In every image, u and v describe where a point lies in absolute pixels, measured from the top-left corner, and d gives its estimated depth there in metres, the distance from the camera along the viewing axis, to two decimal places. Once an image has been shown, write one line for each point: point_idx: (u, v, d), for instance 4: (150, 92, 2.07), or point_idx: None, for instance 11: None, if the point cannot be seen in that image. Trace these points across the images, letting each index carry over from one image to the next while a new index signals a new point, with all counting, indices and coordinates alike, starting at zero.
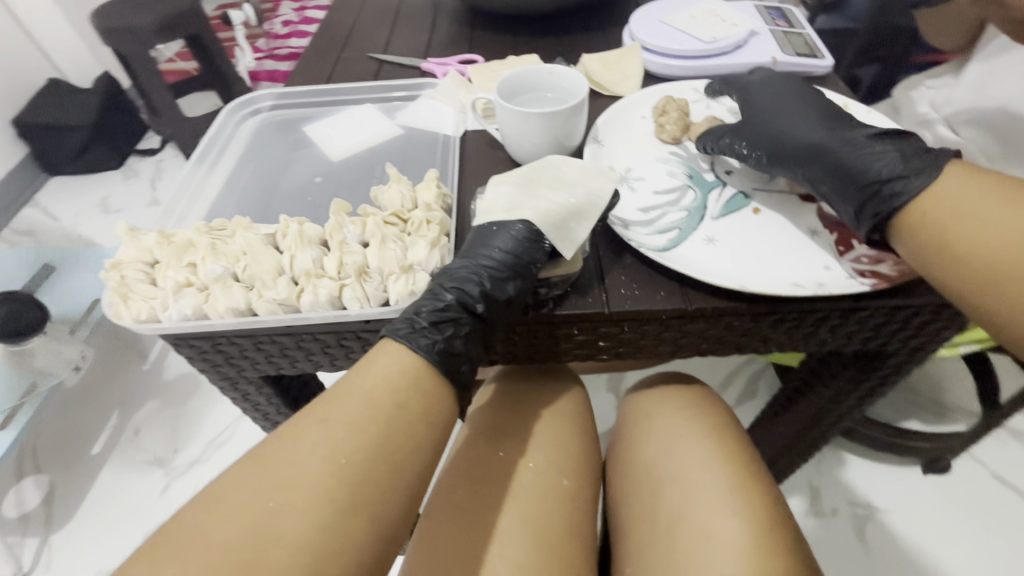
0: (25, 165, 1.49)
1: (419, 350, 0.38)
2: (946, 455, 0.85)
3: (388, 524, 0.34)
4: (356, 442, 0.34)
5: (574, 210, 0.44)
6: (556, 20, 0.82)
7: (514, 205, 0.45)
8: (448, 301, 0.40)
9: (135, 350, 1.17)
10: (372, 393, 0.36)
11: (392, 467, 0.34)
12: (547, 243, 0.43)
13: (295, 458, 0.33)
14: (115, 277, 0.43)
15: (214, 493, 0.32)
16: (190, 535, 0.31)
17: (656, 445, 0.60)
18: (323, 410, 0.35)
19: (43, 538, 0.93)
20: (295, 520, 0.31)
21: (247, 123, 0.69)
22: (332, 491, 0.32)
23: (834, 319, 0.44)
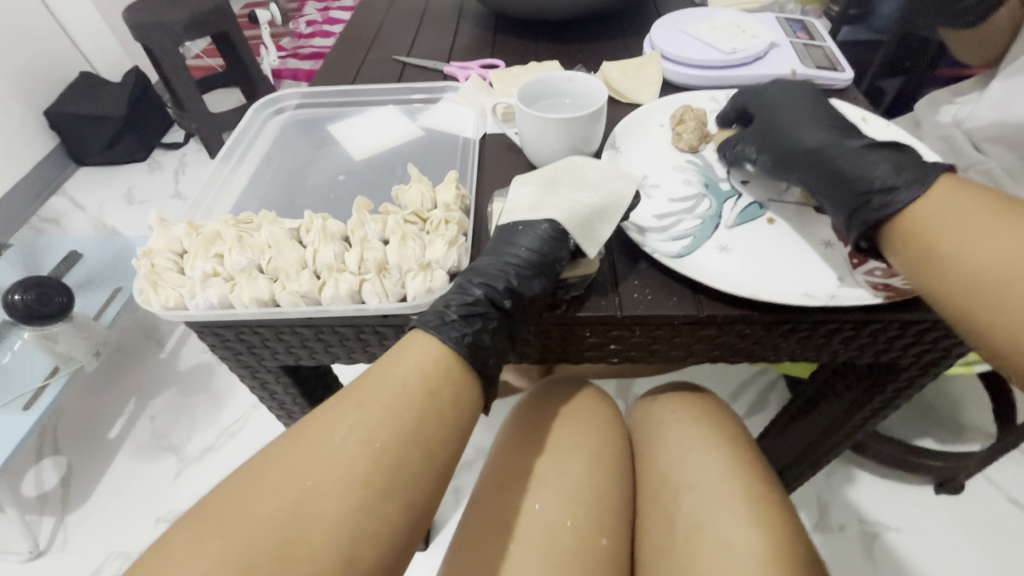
0: (54, 155, 1.53)
1: (449, 340, 0.40)
2: (960, 476, 0.84)
3: (418, 504, 0.37)
4: (390, 427, 0.37)
5: (596, 210, 0.45)
6: (577, 27, 0.83)
7: (538, 205, 0.46)
8: (477, 296, 0.42)
9: (153, 339, 1.20)
10: (404, 383, 0.38)
11: (422, 452, 0.37)
12: (572, 242, 0.44)
13: (335, 440, 0.36)
14: (146, 264, 0.44)
15: (263, 471, 0.36)
16: (240, 506, 0.34)
17: (669, 454, 0.61)
18: (359, 396, 0.38)
19: (60, 518, 0.96)
20: (334, 497, 0.35)
21: (273, 121, 0.71)
22: (368, 473, 0.36)
23: (845, 330, 0.44)
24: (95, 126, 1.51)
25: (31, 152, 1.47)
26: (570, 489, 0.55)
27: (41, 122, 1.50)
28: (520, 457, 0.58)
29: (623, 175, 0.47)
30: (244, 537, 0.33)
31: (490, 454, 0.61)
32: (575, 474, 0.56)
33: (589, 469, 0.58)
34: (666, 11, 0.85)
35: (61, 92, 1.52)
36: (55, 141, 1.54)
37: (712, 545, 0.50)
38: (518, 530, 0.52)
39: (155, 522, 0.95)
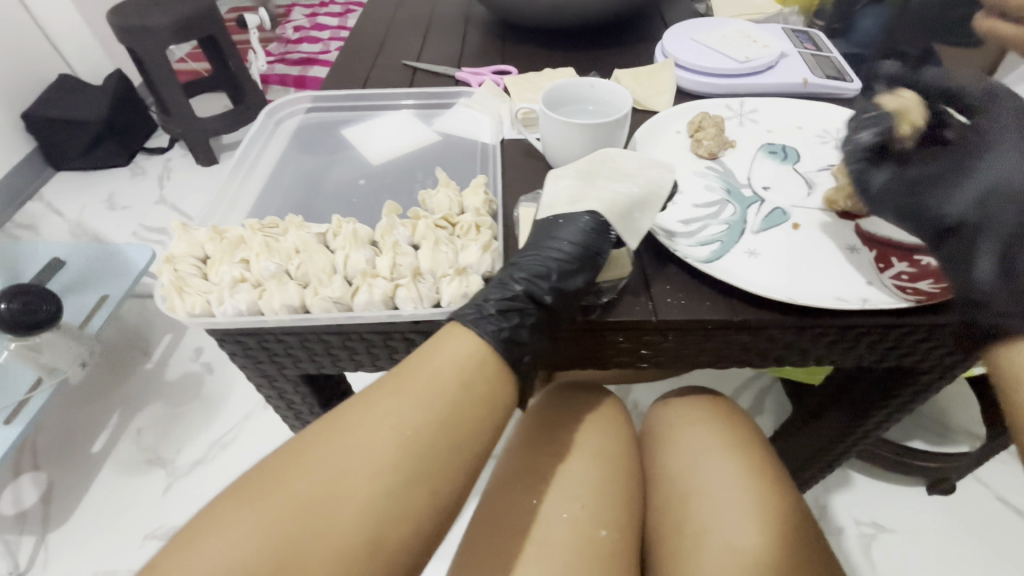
0: (31, 159, 1.48)
1: (485, 334, 0.39)
2: (952, 476, 0.86)
3: (445, 496, 0.36)
4: (423, 417, 0.36)
5: (636, 200, 0.46)
6: (584, 36, 0.84)
7: (577, 198, 0.46)
8: (517, 291, 0.41)
9: (139, 348, 1.16)
10: (438, 373, 0.37)
11: (453, 443, 0.37)
12: (614, 234, 0.45)
13: (368, 426, 0.36)
14: (169, 269, 0.43)
15: (294, 452, 0.36)
16: (274, 482, 0.34)
17: (685, 454, 0.60)
18: (395, 385, 0.38)
19: (40, 537, 0.92)
20: (364, 481, 0.34)
21: (285, 125, 0.71)
22: (397, 461, 0.35)
23: (874, 334, 0.45)
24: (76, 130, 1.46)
25: (8, 156, 1.42)
26: (578, 488, 0.55)
27: (18, 124, 1.45)
28: (530, 456, 0.58)
29: (658, 165, 0.49)
30: (278, 512, 0.33)
31: (506, 447, 0.61)
32: (589, 472, 0.57)
33: (603, 466, 0.58)
34: (671, 21, 0.86)
35: (39, 95, 1.47)
36: (32, 145, 1.49)
37: (715, 549, 0.51)
38: (532, 535, 0.52)
39: (143, 539, 0.91)
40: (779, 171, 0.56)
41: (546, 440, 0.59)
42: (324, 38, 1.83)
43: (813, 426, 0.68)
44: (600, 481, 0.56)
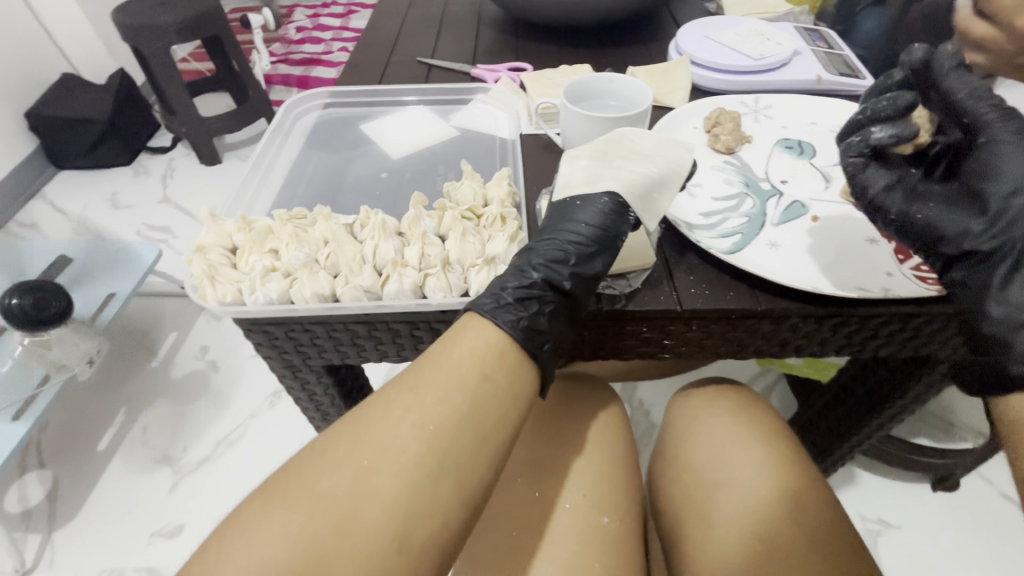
0: (34, 158, 1.48)
1: (504, 325, 0.39)
2: (956, 473, 0.86)
3: (470, 491, 0.36)
4: (444, 411, 0.36)
5: (656, 179, 0.45)
6: (595, 34, 0.84)
7: (596, 178, 0.46)
8: (535, 279, 0.42)
9: (144, 347, 1.16)
10: (458, 367, 0.37)
11: (476, 436, 0.37)
12: (632, 215, 0.44)
13: (388, 422, 0.36)
14: (199, 259, 0.44)
15: (318, 452, 0.36)
16: (298, 484, 0.35)
17: (704, 448, 0.61)
18: (414, 379, 0.38)
19: (45, 535, 0.91)
20: (387, 477, 0.35)
21: (301, 121, 0.72)
22: (420, 455, 0.35)
23: (894, 324, 0.45)
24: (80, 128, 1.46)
25: (11, 154, 1.42)
26: (581, 480, 0.55)
27: (21, 123, 1.45)
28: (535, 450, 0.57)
29: (677, 145, 0.48)
30: (304, 512, 0.34)
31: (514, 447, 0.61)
32: (601, 469, 0.57)
33: (615, 464, 0.58)
34: (680, 20, 0.87)
35: (43, 94, 1.47)
36: (34, 143, 1.49)
37: (736, 538, 0.52)
38: (549, 532, 0.51)
39: (150, 537, 0.91)
40: (795, 165, 0.57)
41: (560, 436, 0.59)
42: (326, 38, 1.84)
43: (831, 416, 0.69)
44: (611, 477, 0.57)
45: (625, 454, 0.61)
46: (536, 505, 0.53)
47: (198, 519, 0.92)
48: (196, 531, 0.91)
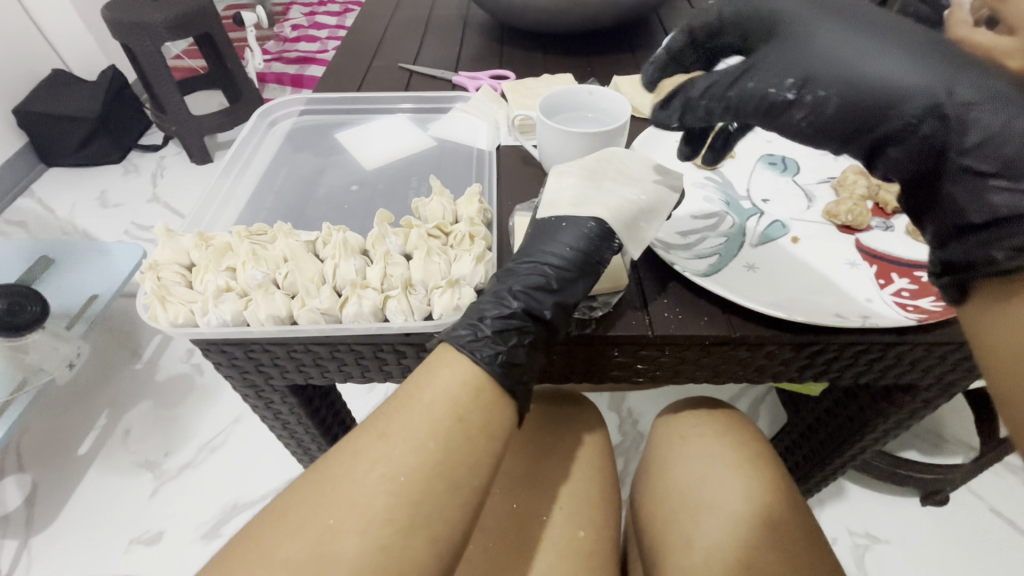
0: (23, 155, 1.46)
1: (481, 360, 0.38)
2: (946, 488, 0.84)
3: (444, 541, 0.35)
4: (415, 460, 0.35)
5: (643, 207, 0.44)
6: (583, 40, 0.83)
7: (583, 199, 0.44)
8: (514, 308, 0.40)
9: (128, 348, 1.13)
10: (430, 408, 0.36)
11: (450, 484, 0.35)
12: (616, 241, 0.43)
13: (357, 475, 0.35)
14: (152, 277, 0.43)
15: (281, 509, 0.35)
16: (261, 546, 0.33)
17: (688, 470, 0.60)
18: (384, 427, 0.36)
19: (23, 541, 0.88)
20: (355, 536, 0.33)
21: (275, 129, 0.70)
22: (390, 509, 0.34)
23: (874, 352, 0.44)
24: (68, 126, 1.43)
25: None
26: (556, 487, 0.56)
27: (9, 119, 1.42)
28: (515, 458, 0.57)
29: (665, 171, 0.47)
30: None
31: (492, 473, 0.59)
32: (582, 502, 0.55)
33: (597, 496, 0.57)
34: (670, 28, 0.85)
35: (32, 90, 1.44)
36: (22, 140, 1.46)
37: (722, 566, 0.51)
38: (529, 550, 0.51)
39: (127, 545, 0.87)
40: (778, 182, 0.56)
41: (539, 464, 0.57)
42: (321, 37, 1.82)
43: (816, 435, 0.67)
44: (592, 512, 0.55)
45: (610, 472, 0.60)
46: (514, 516, 0.53)
47: (180, 525, 0.90)
48: (175, 539, 0.88)
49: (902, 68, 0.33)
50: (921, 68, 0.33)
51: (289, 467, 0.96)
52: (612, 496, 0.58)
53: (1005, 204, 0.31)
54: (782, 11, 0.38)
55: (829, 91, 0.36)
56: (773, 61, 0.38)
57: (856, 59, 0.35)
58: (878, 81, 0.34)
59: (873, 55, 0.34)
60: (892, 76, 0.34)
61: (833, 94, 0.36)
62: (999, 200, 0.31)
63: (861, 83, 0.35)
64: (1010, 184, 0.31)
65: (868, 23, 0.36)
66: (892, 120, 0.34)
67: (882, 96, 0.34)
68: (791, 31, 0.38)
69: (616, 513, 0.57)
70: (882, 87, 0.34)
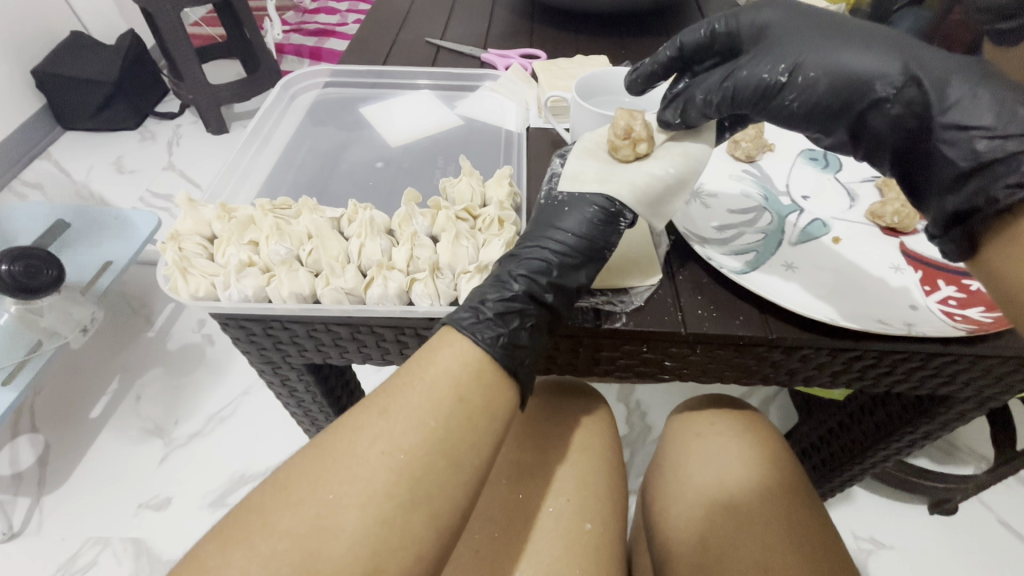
0: (42, 116, 1.45)
1: (482, 342, 0.37)
2: (955, 498, 0.82)
3: (445, 517, 0.34)
4: (416, 437, 0.34)
5: (672, 182, 0.42)
6: (617, 22, 0.80)
7: (609, 176, 0.42)
8: (516, 291, 0.39)
9: (141, 315, 1.13)
10: (431, 388, 0.35)
11: (450, 463, 0.34)
12: (622, 224, 0.41)
13: (356, 451, 0.33)
14: (173, 248, 0.42)
15: (280, 481, 0.34)
16: (261, 516, 0.32)
17: (700, 473, 0.58)
18: (385, 403, 0.35)
19: (35, 498, 0.89)
20: (356, 511, 0.32)
21: (299, 100, 0.69)
22: (389, 485, 0.33)
23: (914, 361, 0.42)
24: (87, 89, 1.42)
25: (17, 111, 1.39)
26: (567, 482, 0.54)
27: (28, 80, 1.41)
28: (522, 451, 0.56)
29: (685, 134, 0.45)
30: (268, 549, 0.31)
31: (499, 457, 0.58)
32: (588, 491, 0.54)
33: (606, 487, 0.56)
34: (707, 12, 0.81)
35: (51, 50, 1.43)
36: (41, 101, 1.45)
37: (745, 566, 0.49)
38: (531, 539, 0.50)
39: (136, 509, 0.88)
40: (819, 179, 0.54)
41: (546, 451, 0.56)
42: (341, 10, 1.78)
43: (840, 436, 0.66)
44: (597, 503, 0.54)
45: (614, 456, 0.60)
46: (522, 508, 0.52)
47: (187, 492, 0.90)
48: (183, 505, 0.89)
49: (871, 56, 0.38)
50: (891, 52, 0.37)
51: (298, 441, 0.97)
52: (621, 490, 0.58)
53: (992, 150, 0.34)
54: (761, 15, 0.42)
55: (819, 72, 0.38)
56: (763, 53, 0.40)
57: (836, 51, 0.38)
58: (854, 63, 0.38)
59: (843, 49, 0.38)
60: (873, 57, 0.37)
61: (822, 75, 0.38)
62: (983, 147, 0.34)
63: (845, 64, 0.38)
64: (993, 133, 0.34)
65: (834, 23, 0.40)
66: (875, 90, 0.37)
67: (866, 75, 0.37)
68: (769, 33, 0.41)
69: (622, 509, 0.56)
70: (864, 70, 0.37)
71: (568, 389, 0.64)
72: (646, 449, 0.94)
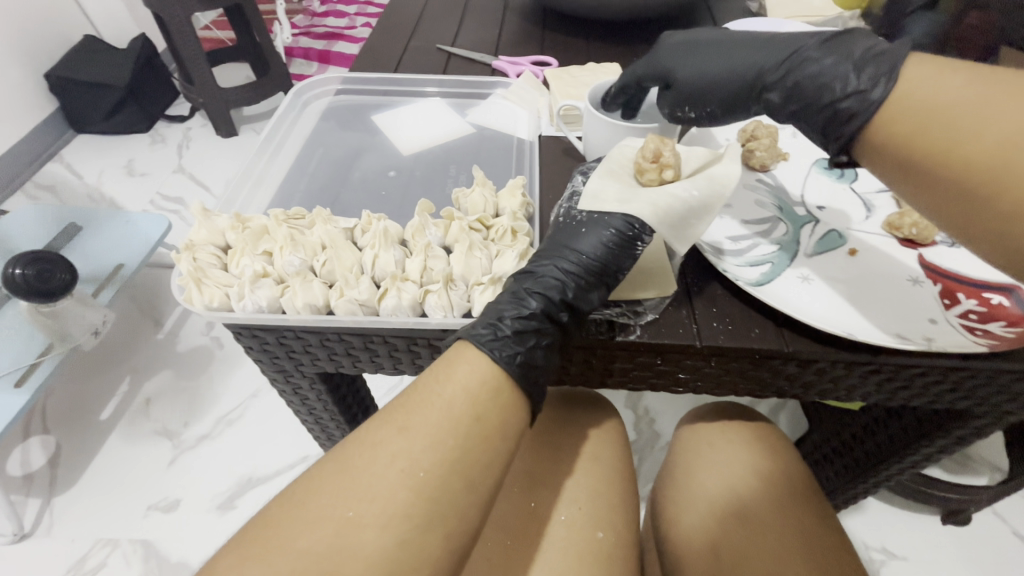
0: (54, 119, 1.46)
1: (500, 359, 0.37)
2: (969, 509, 0.80)
3: (459, 536, 0.34)
4: (434, 455, 0.33)
5: (695, 205, 0.41)
6: (627, 28, 0.79)
7: (629, 196, 0.41)
8: (533, 309, 0.39)
9: (150, 318, 1.13)
10: (450, 406, 0.35)
11: (466, 481, 0.34)
12: (638, 249, 0.41)
13: (374, 469, 0.33)
14: (188, 258, 0.42)
15: (296, 496, 0.33)
16: (278, 533, 0.32)
17: (714, 487, 0.58)
18: (404, 420, 0.35)
19: (46, 499, 0.90)
20: (373, 530, 0.32)
21: (310, 107, 0.69)
22: (407, 504, 0.32)
23: (934, 375, 0.41)
24: (99, 93, 1.43)
25: (31, 114, 1.40)
26: (581, 494, 0.54)
27: (42, 84, 1.42)
28: (533, 462, 0.56)
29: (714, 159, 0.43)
30: (285, 567, 0.30)
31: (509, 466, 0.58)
32: (601, 504, 0.54)
33: (619, 500, 0.55)
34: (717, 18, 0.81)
35: (64, 54, 1.44)
36: (54, 105, 1.46)
37: None
38: (542, 552, 0.50)
39: (145, 510, 0.89)
40: (834, 189, 0.53)
41: (558, 464, 0.56)
42: (349, 13, 1.78)
43: (853, 448, 0.65)
44: (611, 518, 0.53)
45: (625, 464, 0.59)
46: (535, 520, 0.52)
47: (196, 494, 0.91)
48: (192, 507, 0.89)
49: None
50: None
51: (306, 445, 0.97)
52: (633, 501, 0.57)
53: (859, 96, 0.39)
54: None
55: None
56: None
57: None
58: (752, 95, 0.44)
59: None
60: None
61: None
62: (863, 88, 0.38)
63: None
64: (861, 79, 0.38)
65: None
66: (764, 79, 0.42)
67: None
68: None
69: (634, 520, 0.56)
70: None
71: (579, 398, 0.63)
72: (655, 456, 0.93)
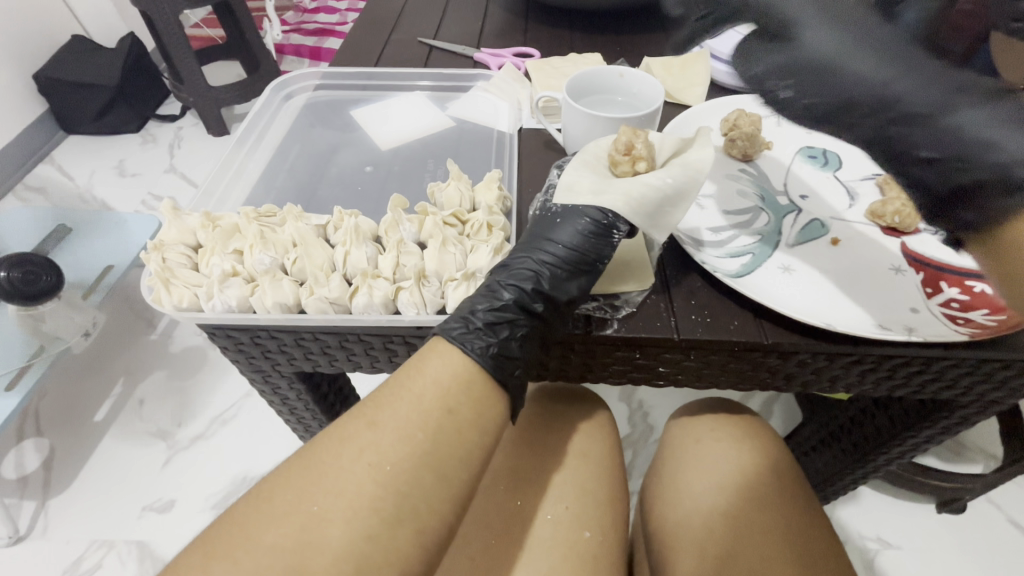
0: (44, 120, 1.45)
1: (472, 352, 0.36)
2: (964, 497, 0.80)
3: (431, 533, 0.33)
4: (403, 449, 0.33)
5: (670, 193, 0.40)
6: (613, 17, 0.78)
7: (604, 188, 0.41)
8: (506, 301, 0.38)
9: (143, 318, 1.13)
10: (420, 399, 0.34)
11: (437, 476, 0.33)
12: (616, 236, 0.40)
13: (343, 463, 0.33)
14: (157, 257, 0.42)
15: (264, 492, 0.33)
16: (244, 530, 0.31)
17: (702, 479, 0.57)
18: (373, 414, 0.34)
19: (40, 502, 0.89)
20: (339, 525, 0.31)
21: (290, 104, 0.68)
22: (376, 497, 0.32)
23: (915, 366, 0.41)
24: (88, 93, 1.42)
25: (19, 116, 1.39)
26: (564, 489, 0.53)
27: (30, 84, 1.41)
28: (519, 456, 0.55)
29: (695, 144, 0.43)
30: (250, 564, 0.30)
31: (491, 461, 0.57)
32: (585, 497, 0.54)
33: (603, 494, 0.55)
34: None
35: (52, 54, 1.43)
36: (44, 106, 1.45)
37: None
38: (526, 546, 0.49)
39: (140, 511, 0.88)
40: (818, 178, 0.52)
41: (545, 456, 0.56)
42: (340, 9, 1.77)
43: (842, 439, 0.65)
44: (595, 511, 0.53)
45: (612, 461, 0.59)
46: (518, 515, 0.51)
47: (190, 495, 0.90)
48: (186, 508, 0.89)
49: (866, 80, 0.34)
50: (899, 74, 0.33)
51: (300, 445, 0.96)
52: (619, 496, 0.57)
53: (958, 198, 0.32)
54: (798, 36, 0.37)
55: (813, 96, 0.36)
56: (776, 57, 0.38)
57: (873, 68, 0.34)
58: (873, 68, 0.34)
59: (850, 70, 0.35)
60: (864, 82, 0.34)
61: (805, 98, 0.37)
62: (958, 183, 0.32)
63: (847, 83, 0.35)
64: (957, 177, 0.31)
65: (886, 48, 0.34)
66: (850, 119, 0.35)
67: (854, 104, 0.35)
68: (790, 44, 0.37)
69: (621, 517, 0.56)
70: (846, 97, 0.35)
71: (565, 392, 0.63)
72: (648, 450, 0.93)
